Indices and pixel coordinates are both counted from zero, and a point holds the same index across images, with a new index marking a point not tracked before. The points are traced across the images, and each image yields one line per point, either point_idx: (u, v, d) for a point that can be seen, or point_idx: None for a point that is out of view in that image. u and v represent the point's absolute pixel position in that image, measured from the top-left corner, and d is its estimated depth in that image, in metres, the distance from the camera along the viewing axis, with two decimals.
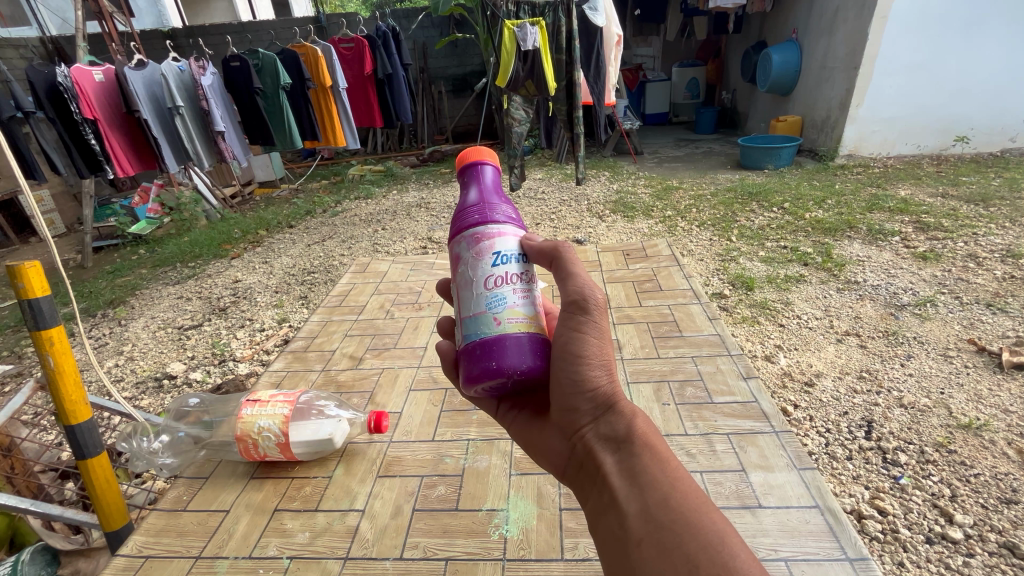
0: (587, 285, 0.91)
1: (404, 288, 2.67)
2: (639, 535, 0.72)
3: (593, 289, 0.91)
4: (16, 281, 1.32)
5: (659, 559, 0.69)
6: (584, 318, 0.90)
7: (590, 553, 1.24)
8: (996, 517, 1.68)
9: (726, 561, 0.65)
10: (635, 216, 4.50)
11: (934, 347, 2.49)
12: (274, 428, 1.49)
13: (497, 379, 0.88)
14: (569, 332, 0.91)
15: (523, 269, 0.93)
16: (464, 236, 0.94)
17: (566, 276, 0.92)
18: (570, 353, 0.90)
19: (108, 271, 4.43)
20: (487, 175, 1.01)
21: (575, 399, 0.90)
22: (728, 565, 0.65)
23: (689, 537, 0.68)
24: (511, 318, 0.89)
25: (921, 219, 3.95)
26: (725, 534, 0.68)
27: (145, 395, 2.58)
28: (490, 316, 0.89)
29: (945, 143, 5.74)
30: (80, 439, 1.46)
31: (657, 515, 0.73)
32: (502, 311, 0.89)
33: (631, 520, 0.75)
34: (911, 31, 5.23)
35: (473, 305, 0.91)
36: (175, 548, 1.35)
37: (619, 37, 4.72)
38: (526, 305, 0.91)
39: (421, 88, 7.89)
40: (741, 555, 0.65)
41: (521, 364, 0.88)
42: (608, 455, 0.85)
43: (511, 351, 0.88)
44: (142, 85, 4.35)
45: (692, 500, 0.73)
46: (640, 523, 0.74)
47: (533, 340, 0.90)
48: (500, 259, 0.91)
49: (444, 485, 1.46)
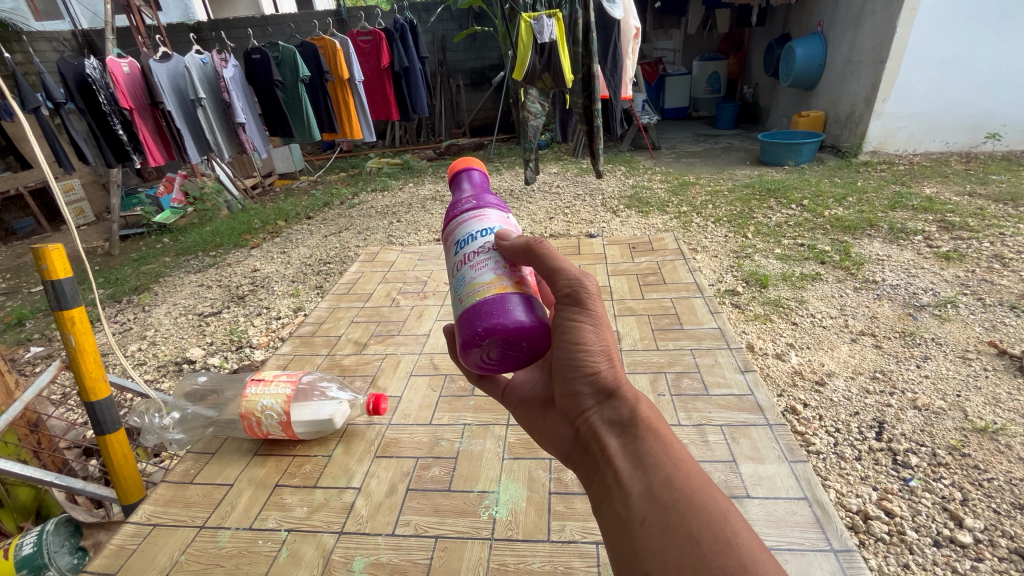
0: (578, 275, 0.91)
1: (411, 277, 2.71)
2: (642, 515, 0.72)
3: (583, 279, 0.90)
4: (41, 262, 1.39)
5: (661, 537, 0.68)
6: (579, 310, 0.90)
7: (575, 536, 1.27)
8: (1008, 523, 1.65)
9: (730, 538, 0.65)
10: (650, 212, 4.47)
11: (952, 349, 2.44)
12: (276, 407, 1.54)
13: (469, 351, 0.92)
14: (564, 323, 0.91)
15: (487, 244, 0.96)
16: (446, 234, 1.05)
17: (553, 271, 0.91)
18: (569, 341, 0.91)
19: (134, 258, 4.57)
20: (474, 176, 1.09)
21: (577, 381, 0.91)
22: (731, 543, 0.64)
23: (692, 516, 0.68)
24: (473, 287, 0.92)
25: (946, 218, 3.85)
26: (726, 512, 0.68)
27: (166, 377, 2.69)
28: (457, 296, 0.96)
29: (975, 140, 5.56)
30: (98, 416, 1.52)
31: (663, 496, 0.72)
32: (464, 288, 0.94)
33: (635, 499, 0.73)
34: (942, 24, 5.06)
35: (450, 287, 0.98)
36: (181, 517, 1.41)
37: (637, 30, 4.64)
38: (487, 273, 0.93)
39: (439, 82, 7.95)
40: (742, 533, 0.65)
41: (479, 327, 0.89)
42: (612, 438, 0.84)
43: (468, 320, 0.91)
44: (166, 77, 4.48)
45: (695, 480, 0.72)
46: (644, 502, 0.73)
47: (501, 301, 0.90)
48: (465, 241, 0.97)
49: (438, 466, 1.50)
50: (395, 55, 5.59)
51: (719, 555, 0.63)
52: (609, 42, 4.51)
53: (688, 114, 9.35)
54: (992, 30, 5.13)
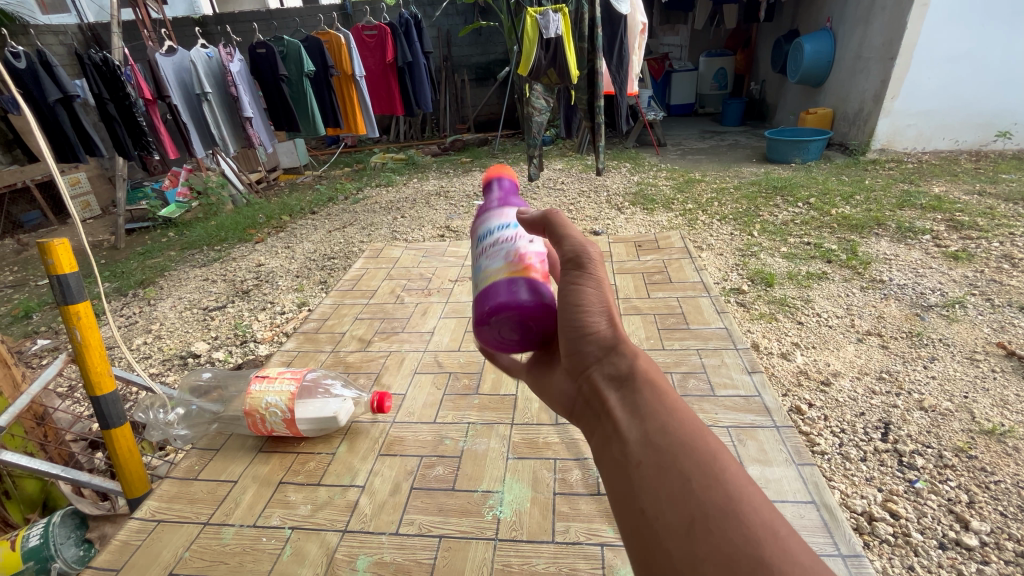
0: (582, 242, 0.90)
1: (415, 274, 2.70)
2: (637, 458, 0.67)
3: (589, 244, 0.90)
4: (47, 257, 1.38)
5: (655, 479, 0.63)
6: (581, 271, 0.88)
7: (579, 537, 1.27)
8: (1015, 526, 1.62)
9: (720, 474, 0.61)
10: (655, 209, 4.44)
11: (960, 350, 2.41)
12: (280, 404, 1.54)
13: (482, 328, 1.00)
14: (566, 284, 0.89)
15: (503, 238, 1.07)
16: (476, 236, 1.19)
17: (562, 238, 0.92)
18: (571, 301, 0.88)
19: (140, 252, 4.58)
20: (501, 185, 1.24)
21: (576, 339, 0.87)
22: (723, 480, 0.60)
23: (686, 456, 0.63)
24: (487, 274, 1.03)
25: (955, 217, 3.80)
26: (719, 451, 0.63)
27: (170, 371, 2.70)
28: (477, 283, 1.07)
29: (985, 138, 5.49)
30: (104, 411, 1.53)
31: (658, 440, 0.67)
32: (481, 275, 1.05)
33: (630, 445, 0.69)
34: (953, 20, 4.99)
35: (473, 278, 1.10)
36: (185, 514, 1.41)
37: (644, 25, 4.58)
38: (500, 262, 1.03)
39: (444, 77, 7.91)
40: (735, 469, 0.61)
41: (491, 304, 0.98)
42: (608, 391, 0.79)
43: (484, 299, 1.00)
44: (172, 71, 4.47)
45: (689, 423, 0.68)
46: (638, 447, 0.68)
47: (508, 284, 0.99)
48: (486, 237, 1.10)
49: (442, 465, 1.49)
50: (398, 50, 5.56)
51: (710, 490, 0.59)
52: (615, 37, 4.46)
53: (694, 110, 9.29)
54: (1004, 27, 5.06)
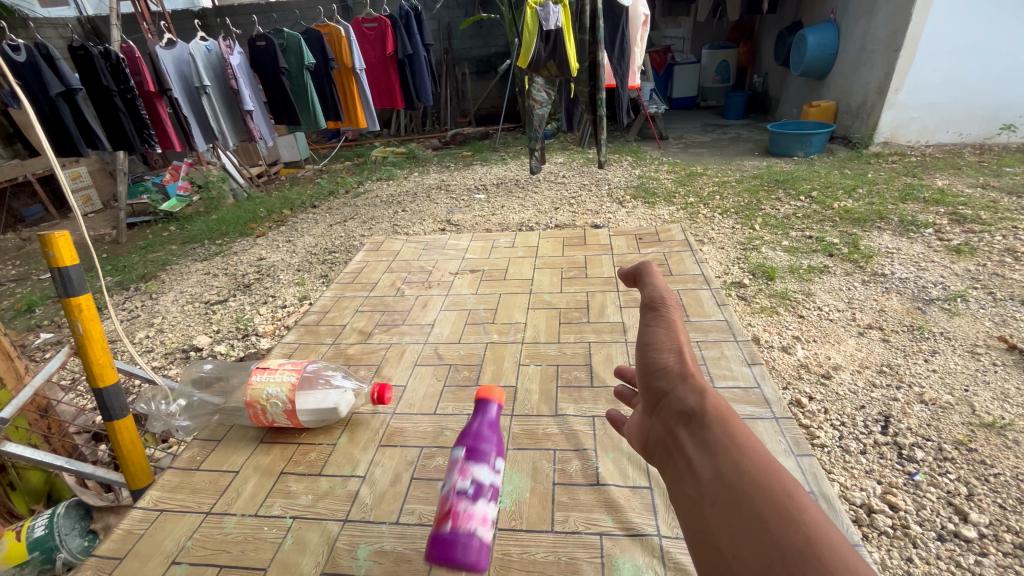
0: (661, 292, 1.06)
1: (416, 267, 2.71)
2: (712, 496, 0.67)
3: (667, 295, 1.05)
4: (48, 249, 1.38)
5: (729, 515, 0.64)
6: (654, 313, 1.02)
7: (578, 527, 1.27)
8: (1014, 518, 1.63)
9: (796, 515, 0.60)
10: (656, 202, 4.43)
11: (961, 344, 2.41)
12: (281, 395, 1.55)
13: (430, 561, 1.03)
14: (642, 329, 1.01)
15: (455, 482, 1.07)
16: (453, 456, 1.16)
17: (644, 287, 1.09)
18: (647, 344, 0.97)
19: (141, 246, 4.58)
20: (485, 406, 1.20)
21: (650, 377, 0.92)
22: (797, 519, 0.60)
23: (760, 495, 0.63)
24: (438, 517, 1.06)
25: (958, 210, 3.79)
26: (794, 490, 0.64)
27: (173, 365, 2.71)
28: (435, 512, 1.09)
29: (989, 131, 5.46)
30: (107, 402, 1.54)
31: (730, 478, 0.67)
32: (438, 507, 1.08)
33: (703, 482, 0.70)
34: (958, 11, 4.94)
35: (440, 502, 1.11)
36: (187, 503, 1.43)
37: (646, 16, 4.54)
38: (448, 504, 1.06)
39: (445, 70, 7.88)
40: (811, 511, 0.61)
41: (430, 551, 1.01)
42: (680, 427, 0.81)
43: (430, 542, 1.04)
44: (171, 64, 4.49)
45: (762, 462, 0.68)
46: (711, 484, 0.69)
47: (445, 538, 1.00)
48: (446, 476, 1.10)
49: (442, 456, 1.50)
50: (399, 42, 5.53)
51: (785, 528, 0.59)
52: (617, 28, 4.43)
53: (696, 103, 9.24)
54: (1010, 18, 5.01)
